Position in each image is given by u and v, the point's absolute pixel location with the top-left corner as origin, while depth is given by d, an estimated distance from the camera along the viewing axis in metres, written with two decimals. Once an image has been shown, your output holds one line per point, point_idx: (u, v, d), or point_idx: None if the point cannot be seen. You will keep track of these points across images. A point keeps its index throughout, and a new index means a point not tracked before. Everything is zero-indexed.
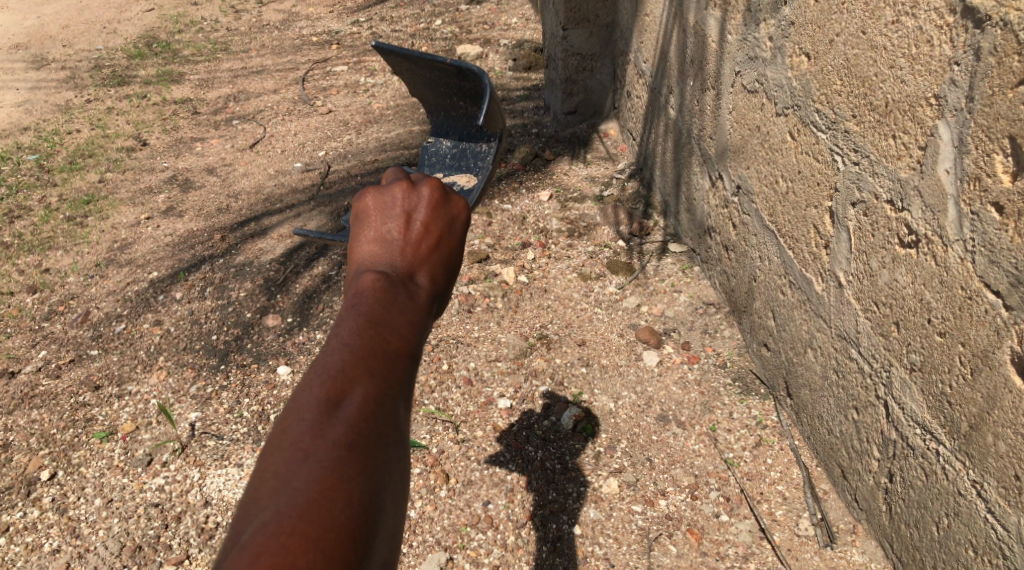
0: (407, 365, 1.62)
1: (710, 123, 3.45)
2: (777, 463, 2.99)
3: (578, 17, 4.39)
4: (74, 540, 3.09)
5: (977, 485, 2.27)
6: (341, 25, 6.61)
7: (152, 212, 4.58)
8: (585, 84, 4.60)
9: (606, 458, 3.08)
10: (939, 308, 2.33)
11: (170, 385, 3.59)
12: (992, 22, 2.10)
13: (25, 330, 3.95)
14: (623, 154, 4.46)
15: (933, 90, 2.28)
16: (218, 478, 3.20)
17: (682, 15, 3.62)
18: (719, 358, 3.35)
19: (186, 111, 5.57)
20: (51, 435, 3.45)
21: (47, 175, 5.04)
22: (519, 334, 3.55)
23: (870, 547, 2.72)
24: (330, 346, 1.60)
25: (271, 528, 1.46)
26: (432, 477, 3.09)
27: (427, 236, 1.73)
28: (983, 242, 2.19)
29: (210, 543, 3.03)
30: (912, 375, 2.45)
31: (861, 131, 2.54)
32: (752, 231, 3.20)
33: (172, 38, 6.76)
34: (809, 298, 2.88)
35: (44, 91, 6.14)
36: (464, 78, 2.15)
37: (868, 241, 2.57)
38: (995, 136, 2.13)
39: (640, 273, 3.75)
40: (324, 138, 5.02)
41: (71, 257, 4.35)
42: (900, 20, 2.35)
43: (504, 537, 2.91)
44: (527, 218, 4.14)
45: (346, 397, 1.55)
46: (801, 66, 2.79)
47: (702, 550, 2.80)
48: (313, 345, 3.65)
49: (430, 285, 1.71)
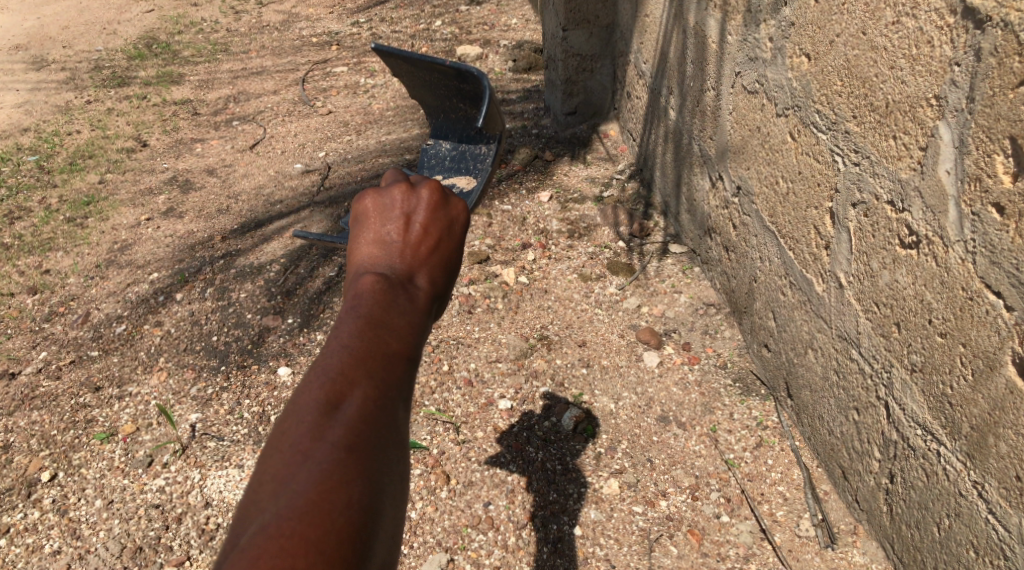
0: (406, 367, 1.62)
1: (710, 124, 3.45)
2: (778, 464, 2.98)
3: (578, 18, 4.39)
4: (75, 542, 3.09)
5: (978, 485, 2.27)
6: (341, 26, 6.61)
7: (152, 213, 4.58)
8: (585, 84, 4.60)
9: (606, 459, 3.08)
10: (940, 309, 2.33)
11: (170, 386, 3.59)
12: (992, 23, 2.11)
13: (25, 331, 3.95)
14: (623, 155, 4.46)
15: (933, 90, 2.28)
16: (219, 479, 3.20)
17: (682, 16, 3.62)
18: (719, 359, 3.35)
19: (187, 112, 5.57)
20: (52, 436, 3.45)
21: (47, 176, 5.04)
22: (519, 335, 3.55)
23: (871, 548, 2.72)
24: (330, 347, 1.60)
25: (271, 531, 1.45)
26: (432, 477, 3.09)
27: (427, 238, 1.73)
28: (984, 243, 2.19)
29: (210, 544, 3.03)
30: (912, 376, 2.45)
31: (861, 131, 2.54)
32: (752, 232, 3.20)
33: (172, 39, 6.76)
34: (809, 299, 2.88)
35: (44, 92, 6.14)
36: (463, 80, 2.15)
37: (868, 241, 2.57)
38: (996, 136, 2.13)
39: (641, 273, 3.75)
40: (324, 139, 5.03)
41: (71, 258, 4.35)
42: (900, 20, 2.35)
43: (505, 537, 2.91)
44: (527, 219, 4.14)
45: (345, 399, 1.55)
46: (801, 67, 2.79)
47: (703, 551, 2.80)
48: (313, 345, 3.65)
49: (429, 287, 1.71)
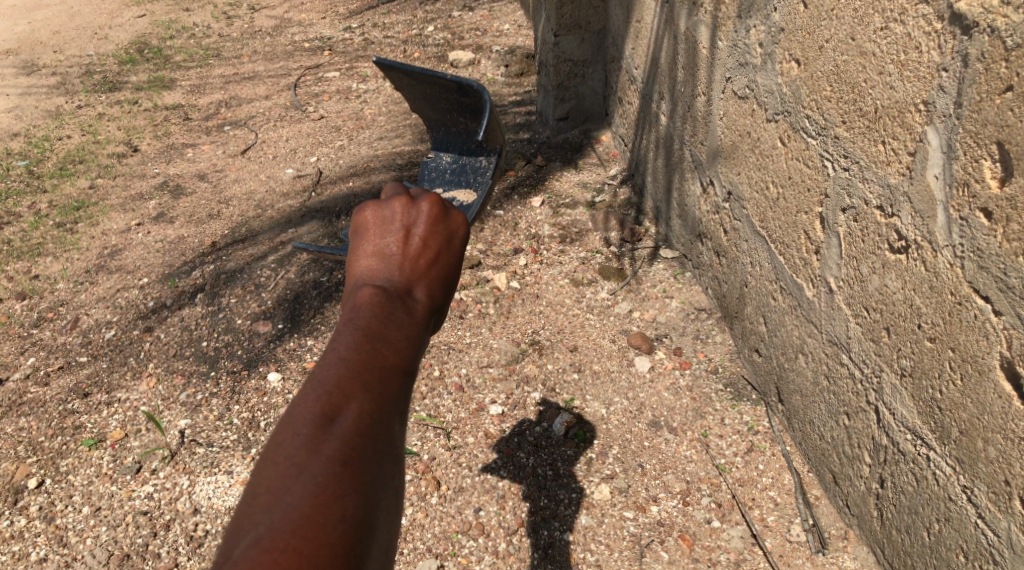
0: (403, 382, 1.61)
1: (702, 128, 3.44)
2: (769, 469, 2.98)
3: (569, 24, 4.41)
4: (62, 549, 3.07)
5: (967, 490, 2.26)
6: (333, 31, 6.61)
7: (143, 218, 4.57)
8: (577, 90, 4.60)
9: (597, 464, 3.08)
10: (929, 314, 2.34)
11: (159, 391, 3.57)
12: (979, 29, 2.11)
13: (13, 338, 3.93)
14: (615, 160, 4.46)
15: (922, 96, 2.28)
16: (208, 486, 3.18)
17: (673, 21, 3.63)
18: (710, 364, 3.35)
19: (178, 117, 5.56)
20: (39, 443, 3.44)
21: (37, 181, 5.03)
22: (511, 340, 3.55)
23: (862, 553, 2.72)
24: (327, 360, 1.59)
25: (265, 543, 1.44)
26: (423, 483, 3.09)
27: (426, 252, 1.72)
28: (972, 247, 2.20)
29: (198, 551, 3.02)
30: (902, 380, 2.45)
31: (851, 136, 2.54)
32: (744, 237, 3.20)
33: (164, 43, 6.76)
34: (800, 303, 2.88)
35: (34, 97, 6.13)
36: (464, 94, 2.12)
37: (858, 246, 2.57)
38: (983, 141, 2.13)
39: (632, 278, 3.75)
40: (316, 144, 5.04)
41: (61, 263, 4.34)
42: (889, 26, 2.35)
43: (496, 543, 2.91)
44: (519, 224, 4.15)
45: (342, 413, 1.54)
46: (791, 72, 2.79)
47: (693, 557, 2.80)
48: (304, 350, 3.64)
49: (427, 300, 1.70)
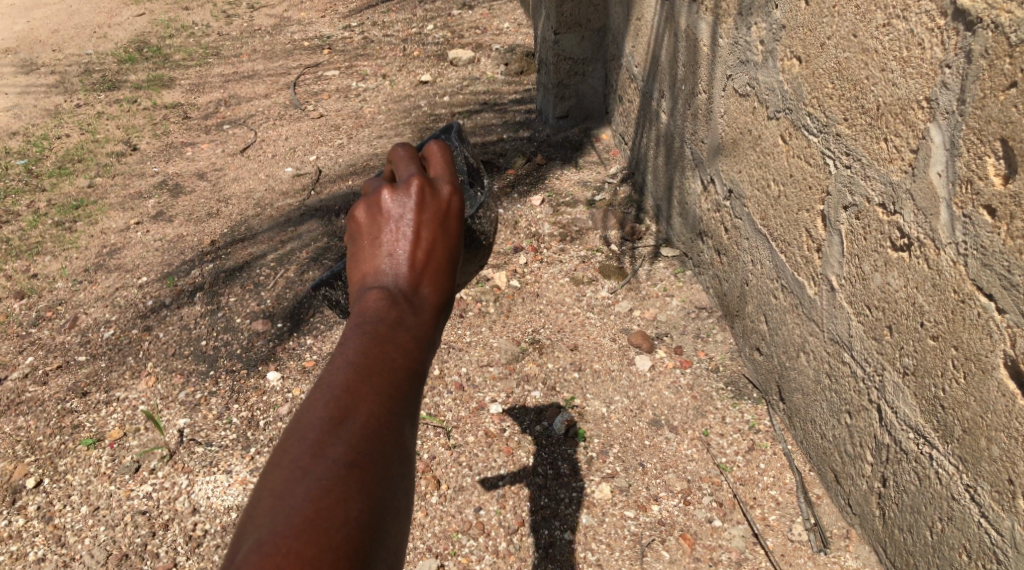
0: (411, 384, 1.60)
1: (703, 126, 3.43)
2: (770, 468, 2.97)
3: (570, 22, 4.40)
4: (60, 549, 3.06)
5: (970, 489, 2.25)
6: (333, 30, 6.60)
7: (142, 217, 4.56)
8: (577, 88, 4.59)
9: (598, 462, 3.06)
10: (931, 312, 2.33)
11: (158, 390, 3.56)
12: (983, 25, 2.10)
13: (12, 337, 3.92)
14: (615, 159, 4.45)
15: (925, 92, 2.27)
16: (207, 486, 3.17)
17: (673, 19, 3.62)
18: (711, 362, 3.33)
19: (177, 116, 5.55)
20: (37, 442, 3.43)
21: (36, 180, 5.02)
22: (511, 339, 3.54)
23: (864, 552, 2.71)
24: (335, 363, 1.58)
25: (268, 547, 1.43)
26: (423, 483, 3.07)
27: (421, 243, 1.69)
28: (975, 245, 2.18)
29: (198, 551, 3.00)
30: (905, 378, 2.43)
31: (853, 134, 2.53)
32: (744, 235, 3.18)
33: (163, 42, 6.74)
34: (801, 302, 2.86)
35: (33, 96, 6.11)
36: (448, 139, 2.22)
37: (860, 244, 2.56)
38: (987, 138, 2.12)
39: (632, 277, 3.74)
40: (315, 143, 5.02)
41: (59, 262, 4.33)
42: (892, 23, 2.34)
43: (496, 543, 2.90)
44: (519, 222, 4.13)
45: (349, 416, 1.53)
46: (792, 69, 2.78)
47: (695, 556, 2.78)
48: (303, 350, 3.63)
49: (433, 298, 1.68)
